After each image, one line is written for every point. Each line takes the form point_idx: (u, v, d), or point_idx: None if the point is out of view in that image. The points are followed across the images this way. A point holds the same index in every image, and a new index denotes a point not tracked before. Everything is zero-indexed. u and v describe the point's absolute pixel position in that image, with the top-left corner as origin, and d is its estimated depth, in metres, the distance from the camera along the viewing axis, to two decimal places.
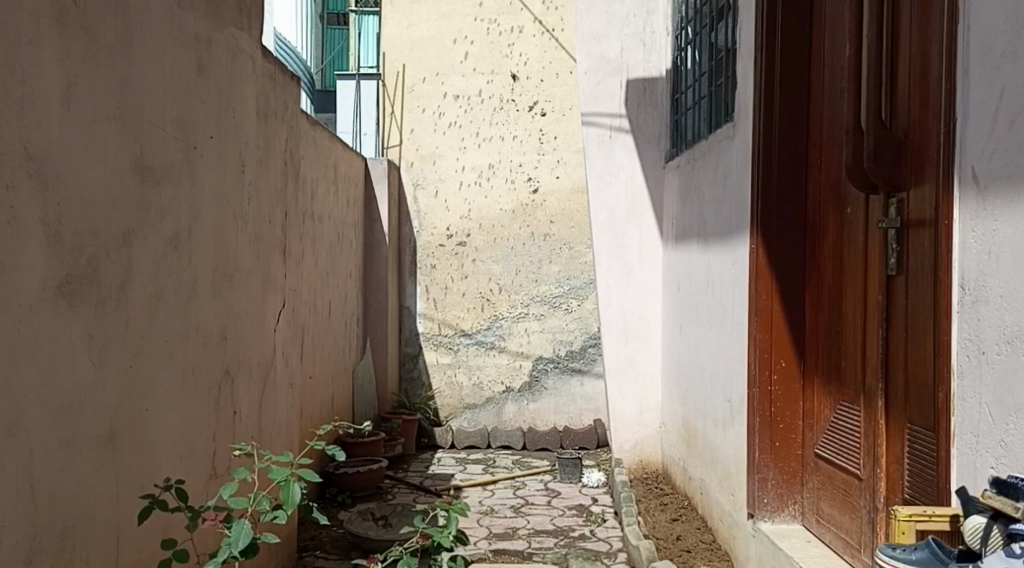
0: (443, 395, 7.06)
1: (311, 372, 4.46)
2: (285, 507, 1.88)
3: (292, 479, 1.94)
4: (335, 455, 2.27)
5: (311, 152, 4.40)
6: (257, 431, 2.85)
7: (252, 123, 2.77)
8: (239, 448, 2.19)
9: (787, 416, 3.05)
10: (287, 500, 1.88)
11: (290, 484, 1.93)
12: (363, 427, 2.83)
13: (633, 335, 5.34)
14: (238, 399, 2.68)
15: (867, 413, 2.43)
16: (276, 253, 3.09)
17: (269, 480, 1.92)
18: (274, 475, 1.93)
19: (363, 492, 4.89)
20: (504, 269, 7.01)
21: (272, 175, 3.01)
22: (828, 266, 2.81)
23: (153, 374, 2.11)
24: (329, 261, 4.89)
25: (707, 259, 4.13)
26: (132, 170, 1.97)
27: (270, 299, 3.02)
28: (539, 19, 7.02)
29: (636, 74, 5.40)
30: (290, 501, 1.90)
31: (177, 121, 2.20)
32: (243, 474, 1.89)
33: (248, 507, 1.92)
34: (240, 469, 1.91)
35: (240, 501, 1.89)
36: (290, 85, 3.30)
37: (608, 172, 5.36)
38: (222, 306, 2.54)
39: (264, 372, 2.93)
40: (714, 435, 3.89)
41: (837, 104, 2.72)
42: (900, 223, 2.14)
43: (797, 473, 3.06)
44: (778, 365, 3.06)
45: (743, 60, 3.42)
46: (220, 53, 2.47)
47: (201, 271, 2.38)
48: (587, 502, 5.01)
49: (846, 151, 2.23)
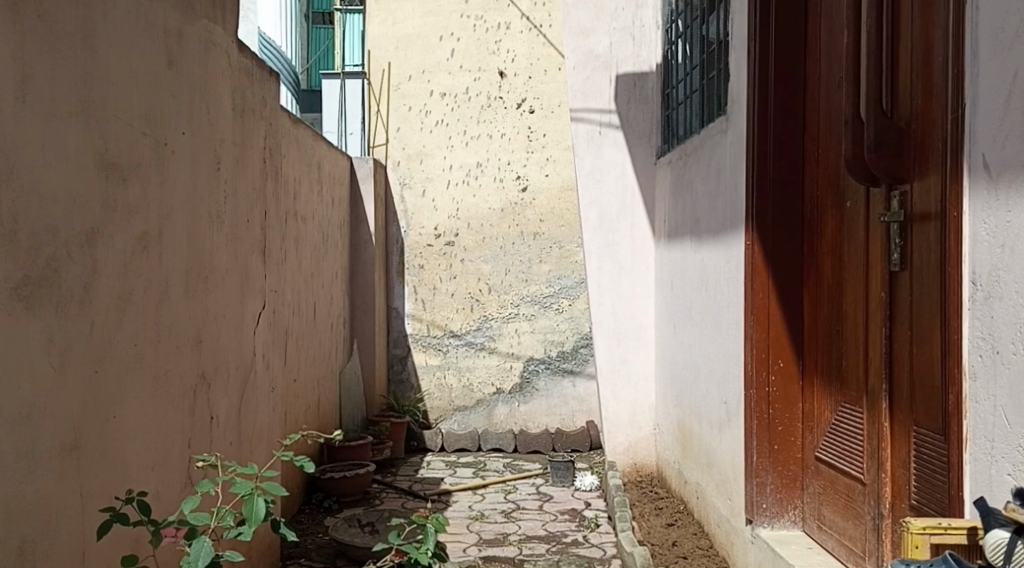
0: (433, 397, 6.95)
1: (296, 376, 4.35)
2: (249, 523, 1.76)
3: (257, 493, 1.81)
4: (304, 466, 2.13)
5: (293, 150, 4.29)
6: (236, 438, 2.74)
7: (227, 118, 2.66)
8: (201, 459, 2.03)
9: (786, 417, 2.97)
10: (251, 517, 1.76)
11: (254, 498, 1.80)
12: (335, 434, 2.49)
13: (625, 335, 5.25)
14: (215, 404, 2.57)
15: (870, 415, 2.35)
16: (256, 254, 2.98)
17: (233, 494, 1.79)
18: (238, 488, 1.80)
19: (350, 497, 4.79)
20: (494, 269, 6.91)
21: (250, 173, 2.90)
22: (827, 263, 2.73)
23: (122, 381, 2.00)
24: (314, 262, 4.79)
25: (700, 256, 4.05)
26: (95, 166, 1.86)
27: (250, 302, 2.91)
28: (527, 15, 6.92)
29: (626, 69, 5.31)
30: (254, 516, 1.77)
31: (146, 115, 2.09)
32: (206, 487, 1.77)
33: (210, 523, 1.79)
34: (203, 481, 1.79)
35: (202, 517, 1.77)
36: (269, 81, 3.19)
37: (598, 169, 5.28)
38: (197, 308, 2.43)
39: (243, 377, 2.82)
40: (710, 437, 3.81)
41: (835, 94, 2.64)
42: (903, 216, 2.06)
43: (797, 477, 2.98)
44: (776, 365, 2.98)
45: (737, 51, 3.34)
46: (192, 46, 2.36)
47: (174, 273, 2.27)
48: (580, 506, 4.92)
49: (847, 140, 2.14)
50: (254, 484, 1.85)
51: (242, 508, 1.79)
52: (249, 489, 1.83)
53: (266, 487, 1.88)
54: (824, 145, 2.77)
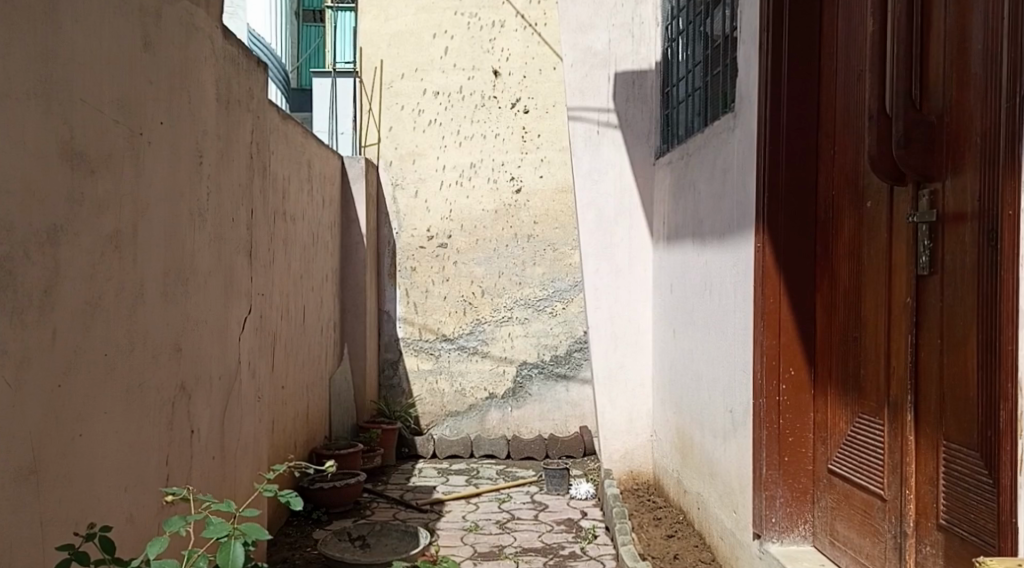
0: (425, 402, 6.80)
1: (284, 383, 4.19)
2: None
3: (235, 537, 1.61)
4: (288, 501, 1.92)
5: (282, 147, 4.13)
6: (218, 452, 2.59)
7: (211, 109, 2.51)
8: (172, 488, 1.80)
9: (797, 427, 2.86)
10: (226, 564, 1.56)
11: (231, 543, 1.60)
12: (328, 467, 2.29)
13: (623, 339, 5.12)
14: (196, 416, 2.42)
15: (890, 427, 2.22)
16: (243, 256, 2.83)
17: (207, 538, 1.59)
18: (214, 530, 1.60)
19: (340, 508, 4.62)
20: (486, 272, 6.77)
21: (236, 169, 2.75)
22: (844, 267, 2.62)
23: (90, 392, 1.85)
24: (303, 263, 4.64)
25: (704, 259, 3.93)
26: (59, 157, 1.71)
27: (235, 307, 2.76)
28: (522, 13, 6.79)
29: (624, 67, 5.19)
30: (230, 564, 1.58)
31: (119, 102, 1.93)
32: (178, 527, 1.54)
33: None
34: (174, 519, 1.57)
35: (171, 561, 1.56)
36: (257, 73, 3.04)
37: (596, 170, 5.14)
38: (177, 314, 2.28)
39: (227, 387, 2.67)
40: (712, 446, 3.69)
41: (855, 91, 2.54)
42: (935, 217, 1.94)
43: (808, 490, 2.86)
44: (787, 374, 2.87)
45: (750, 47, 3.25)
46: (171, 31, 2.21)
47: (150, 275, 2.12)
48: (576, 516, 4.78)
49: (871, 136, 2.05)
50: (232, 525, 1.65)
51: (216, 554, 1.58)
52: (226, 532, 1.63)
53: (244, 528, 1.68)
54: (841, 143, 2.67)
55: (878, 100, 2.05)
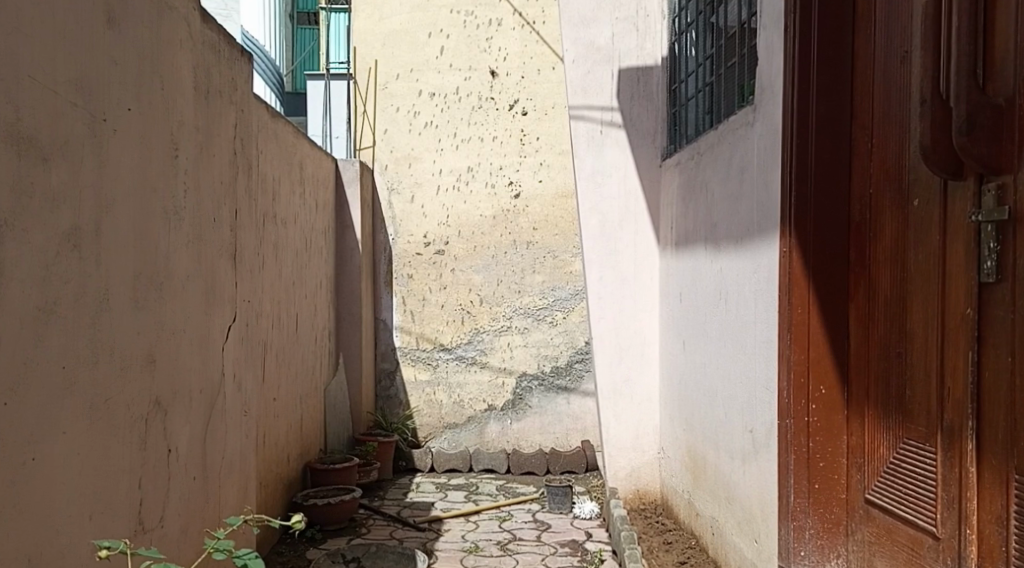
0: (422, 414, 6.55)
1: (276, 395, 3.94)
2: None
3: None
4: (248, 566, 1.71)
5: (271, 145, 3.89)
6: (200, 472, 2.28)
7: (187, 96, 2.26)
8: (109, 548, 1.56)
9: (828, 451, 2.74)
10: None
11: None
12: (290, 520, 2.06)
13: (629, 351, 4.88)
14: (174, 433, 2.11)
15: (941, 454, 2.08)
16: (228, 258, 2.56)
17: None
18: None
19: (334, 525, 4.29)
20: (485, 279, 6.54)
21: (218, 164, 2.51)
22: (884, 276, 2.50)
23: (45, 411, 1.58)
24: (295, 269, 4.39)
25: (718, 267, 3.71)
26: (4, 140, 1.46)
27: (220, 311, 2.46)
28: (519, 11, 6.58)
29: (629, 64, 4.98)
30: None
31: (77, 82, 1.69)
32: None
33: None
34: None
35: None
36: (240, 62, 2.82)
37: (600, 171, 4.92)
38: (151, 319, 2.00)
39: (211, 400, 2.35)
40: (730, 467, 3.47)
41: (898, 84, 2.41)
42: (1004, 214, 1.78)
43: (841, 521, 2.73)
44: (818, 393, 2.76)
45: (771, 39, 3.11)
46: (138, 5, 1.96)
47: (119, 277, 1.86)
48: (581, 537, 4.52)
49: (921, 125, 1.89)
50: None
51: None
52: None
53: None
54: (880, 139, 2.54)
55: (932, 85, 1.89)
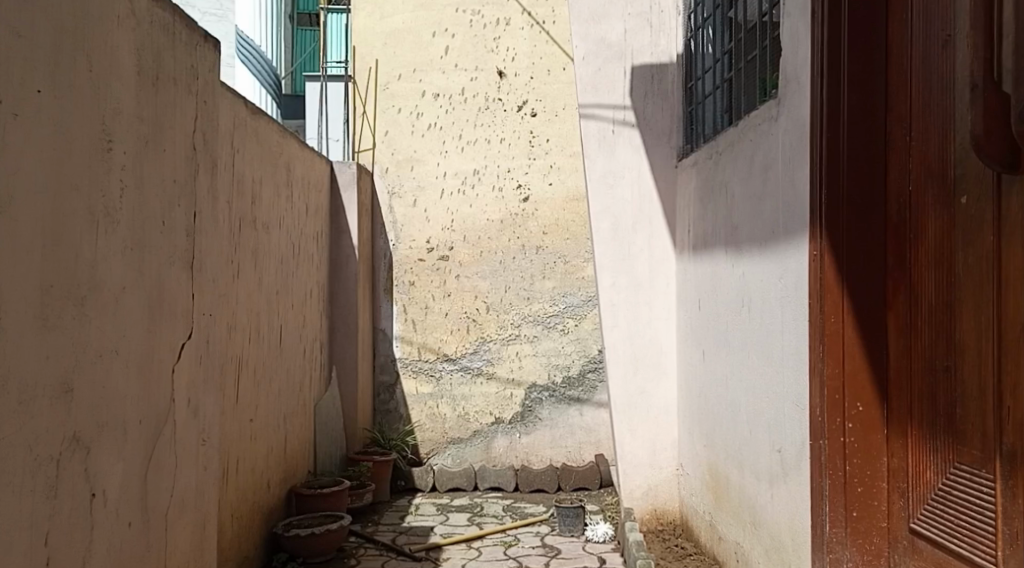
0: (425, 429, 6.24)
1: (252, 416, 3.65)
2: None
3: None
4: None
5: (250, 146, 3.60)
6: (138, 516, 1.98)
7: (128, 82, 1.95)
8: None
9: (866, 475, 2.40)
10: None
11: None
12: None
13: (644, 361, 4.55)
14: (100, 473, 1.80)
15: (1004, 484, 1.78)
16: (183, 268, 2.27)
17: None
18: None
19: (319, 557, 3.97)
20: (492, 286, 6.23)
21: (172, 160, 2.20)
22: (927, 281, 2.16)
23: None
24: (280, 279, 4.09)
25: (740, 270, 3.39)
26: None
27: (168, 330, 2.16)
28: (528, 10, 6.30)
29: (643, 60, 4.65)
30: None
31: None
32: None
33: None
34: None
35: None
36: (206, 49, 2.51)
37: (611, 172, 4.60)
38: (67, 339, 1.67)
39: (154, 432, 2.06)
40: (755, 489, 3.14)
41: (938, 62, 2.09)
42: None
43: (881, 552, 2.39)
44: (854, 410, 2.43)
45: (796, 26, 2.80)
46: None
47: (22, 294, 1.52)
48: (593, 564, 4.19)
49: (973, 113, 1.65)
50: None
51: None
52: None
53: None
54: (920, 130, 2.21)
55: (985, 67, 1.63)
